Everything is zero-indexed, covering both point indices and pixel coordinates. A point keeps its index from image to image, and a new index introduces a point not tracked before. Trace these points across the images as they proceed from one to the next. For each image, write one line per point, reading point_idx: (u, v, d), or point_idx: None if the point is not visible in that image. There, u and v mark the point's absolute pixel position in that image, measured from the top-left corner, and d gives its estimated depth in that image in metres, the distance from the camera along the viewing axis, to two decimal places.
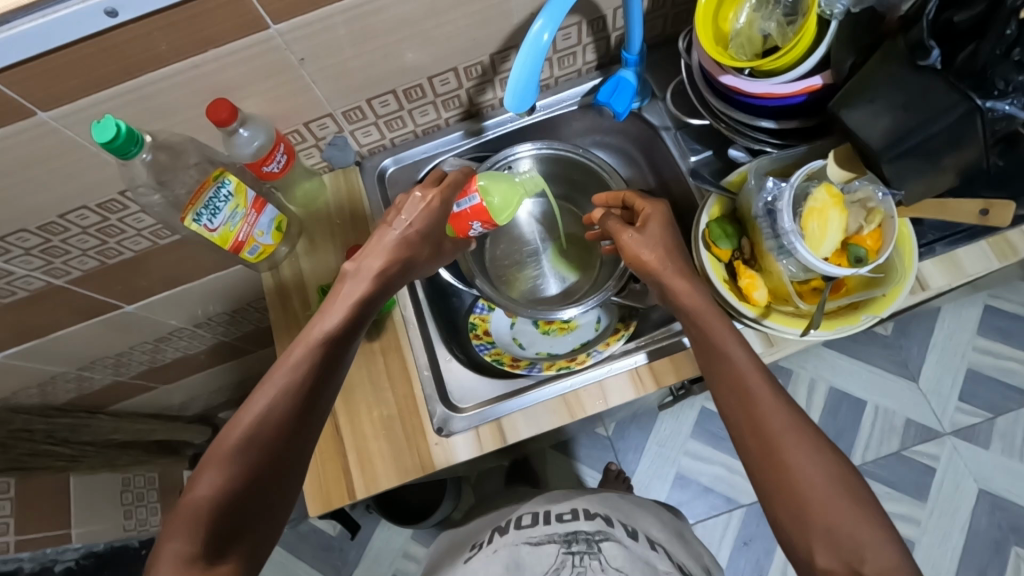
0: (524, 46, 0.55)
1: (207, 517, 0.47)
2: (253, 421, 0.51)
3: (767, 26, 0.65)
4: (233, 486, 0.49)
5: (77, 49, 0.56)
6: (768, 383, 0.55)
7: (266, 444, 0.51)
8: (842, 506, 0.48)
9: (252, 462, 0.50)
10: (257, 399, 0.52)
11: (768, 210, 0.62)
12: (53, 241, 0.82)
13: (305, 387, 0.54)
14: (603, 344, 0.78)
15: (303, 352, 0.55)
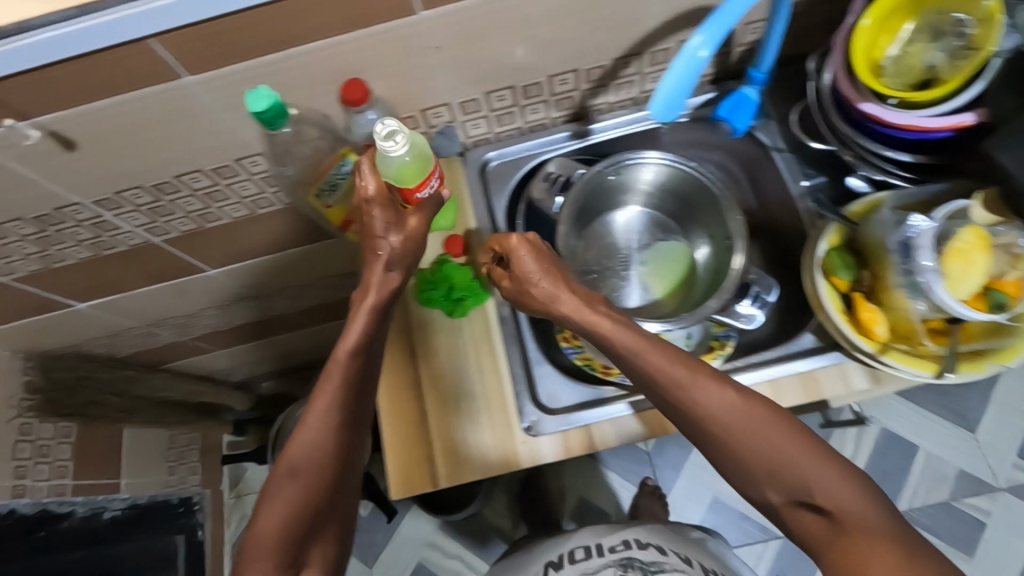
0: (677, 61, 0.56)
1: (284, 546, 0.54)
2: (303, 462, 0.56)
3: (934, 57, 0.63)
4: (293, 522, 0.55)
5: (238, 18, 0.58)
6: (717, 380, 0.56)
7: (316, 473, 0.56)
8: (821, 471, 0.51)
9: (307, 491, 0.55)
10: (298, 445, 0.56)
11: (903, 245, 0.60)
12: (162, 201, 0.84)
13: (343, 416, 0.57)
14: None
15: (332, 380, 0.58)
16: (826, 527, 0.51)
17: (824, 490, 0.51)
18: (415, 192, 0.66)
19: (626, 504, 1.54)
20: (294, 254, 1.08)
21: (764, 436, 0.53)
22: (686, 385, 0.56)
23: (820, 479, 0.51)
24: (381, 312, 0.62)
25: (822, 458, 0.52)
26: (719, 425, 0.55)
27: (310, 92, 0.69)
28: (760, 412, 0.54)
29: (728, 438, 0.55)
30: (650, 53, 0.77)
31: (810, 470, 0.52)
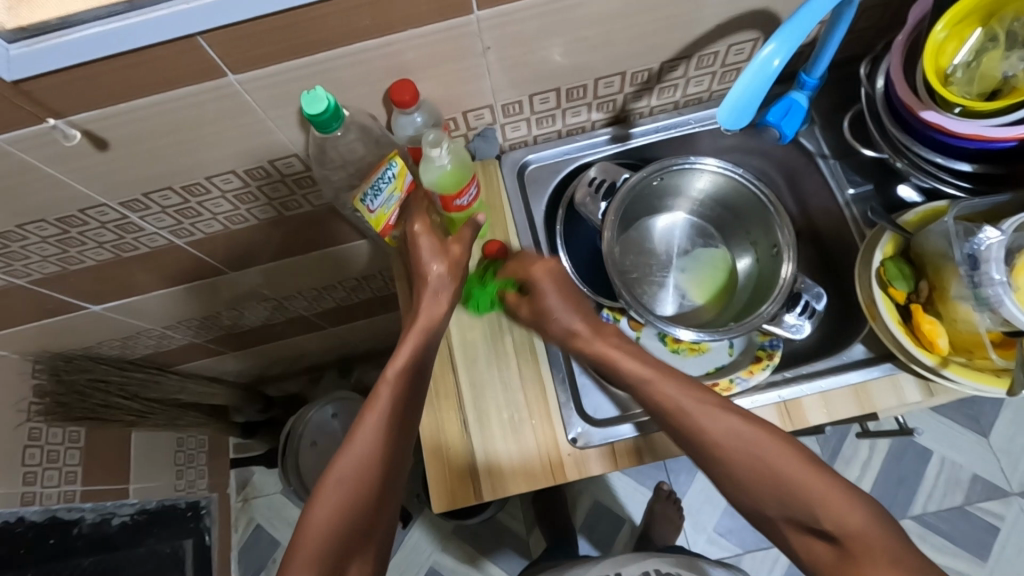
0: (748, 68, 0.54)
1: (330, 542, 0.59)
2: (347, 482, 0.61)
3: (1012, 66, 0.61)
4: (334, 538, 0.59)
5: (289, 15, 0.55)
6: (726, 408, 0.61)
7: (358, 493, 0.61)
8: (824, 492, 0.57)
9: (347, 509, 0.60)
10: (343, 467, 0.61)
11: (971, 258, 0.59)
12: (190, 203, 0.81)
13: (387, 439, 0.63)
14: (746, 371, 0.74)
15: (379, 410, 0.64)
16: (833, 549, 0.56)
17: (832, 515, 0.56)
18: (455, 198, 0.70)
19: (637, 516, 1.52)
20: (317, 256, 1.05)
21: (769, 463, 0.59)
22: (695, 414, 0.61)
23: (828, 503, 0.56)
24: (425, 344, 0.68)
25: (825, 477, 0.57)
26: (728, 455, 0.60)
27: (354, 93, 0.67)
28: (767, 437, 0.60)
29: (736, 467, 0.60)
30: (698, 57, 0.76)
31: (816, 492, 0.57)
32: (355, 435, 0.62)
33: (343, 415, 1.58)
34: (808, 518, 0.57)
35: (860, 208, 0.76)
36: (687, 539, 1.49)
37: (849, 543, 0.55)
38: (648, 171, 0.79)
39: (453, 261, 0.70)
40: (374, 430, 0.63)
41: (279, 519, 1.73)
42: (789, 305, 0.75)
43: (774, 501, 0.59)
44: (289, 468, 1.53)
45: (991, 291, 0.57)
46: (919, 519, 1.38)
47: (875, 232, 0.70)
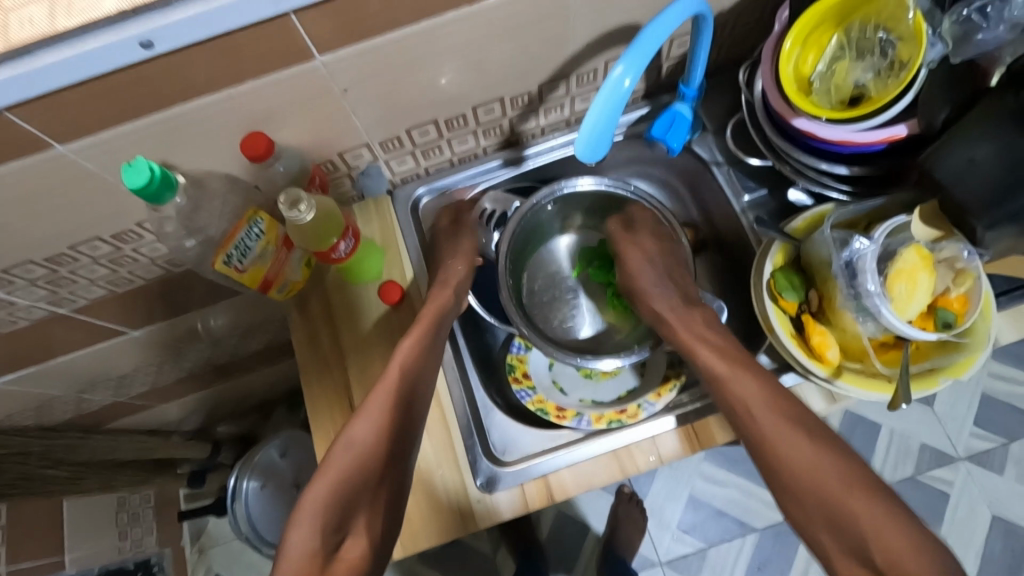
0: (601, 91, 0.51)
1: (360, 462, 0.58)
2: (367, 437, 0.59)
3: (860, 76, 0.62)
4: (338, 493, 0.57)
5: (106, 81, 0.51)
6: (813, 437, 0.56)
7: (372, 451, 0.59)
8: (892, 535, 0.49)
9: (362, 461, 0.58)
10: (362, 421, 0.60)
11: (846, 267, 0.59)
12: (60, 272, 0.75)
13: (403, 398, 0.62)
14: (653, 395, 0.72)
15: (395, 367, 0.63)
16: None
17: (888, 551, 0.48)
18: (328, 252, 0.69)
19: (598, 526, 1.41)
20: (224, 305, 0.98)
21: (831, 490, 0.52)
22: (773, 439, 0.57)
23: (883, 537, 0.49)
24: (438, 321, 0.69)
25: (894, 518, 0.49)
26: (793, 481, 0.54)
27: (207, 149, 0.63)
28: (833, 466, 0.53)
29: (797, 489, 0.54)
30: (577, 75, 0.73)
31: (863, 514, 0.50)
32: (373, 390, 0.62)
33: (293, 453, 1.46)
34: (860, 551, 0.50)
35: (754, 214, 0.74)
36: (652, 541, 1.38)
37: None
38: (544, 194, 0.78)
39: (469, 259, 0.77)
40: (387, 391, 0.62)
41: (238, 565, 1.61)
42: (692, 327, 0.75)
43: (826, 528, 0.52)
44: (238, 517, 1.36)
45: (871, 303, 0.57)
46: None
47: (767, 241, 0.68)
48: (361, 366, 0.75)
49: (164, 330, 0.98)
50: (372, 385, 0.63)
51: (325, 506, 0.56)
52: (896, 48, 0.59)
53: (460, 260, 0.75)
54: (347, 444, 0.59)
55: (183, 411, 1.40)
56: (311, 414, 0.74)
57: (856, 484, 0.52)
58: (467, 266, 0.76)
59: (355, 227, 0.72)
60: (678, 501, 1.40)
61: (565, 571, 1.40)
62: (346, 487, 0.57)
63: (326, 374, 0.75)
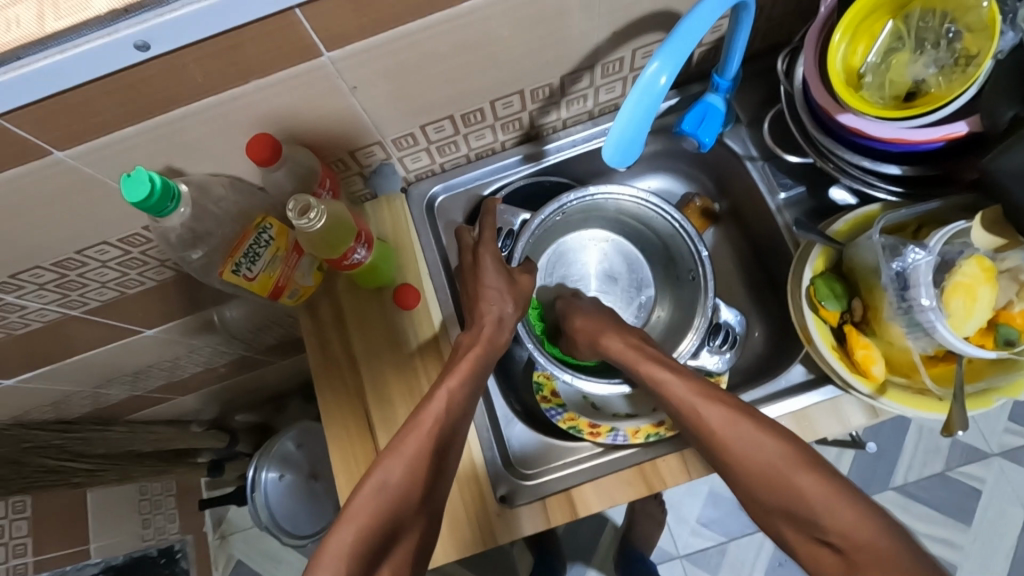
0: (633, 90, 0.47)
1: (379, 515, 0.56)
2: (395, 483, 0.57)
3: (921, 71, 0.56)
4: (365, 540, 0.55)
5: (102, 84, 0.48)
6: (756, 424, 0.56)
7: (402, 498, 0.57)
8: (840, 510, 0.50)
9: (391, 508, 0.56)
10: (392, 466, 0.58)
11: (898, 279, 0.54)
12: (69, 276, 0.73)
13: (439, 442, 0.60)
14: None
15: (432, 417, 0.60)
16: (839, 561, 0.50)
17: (839, 528, 0.50)
18: (341, 259, 0.65)
19: (617, 518, 1.36)
20: (235, 302, 0.95)
21: (778, 477, 0.54)
22: (720, 431, 0.57)
23: (835, 515, 0.50)
24: (479, 368, 0.65)
25: (840, 494, 0.51)
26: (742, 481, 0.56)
27: (212, 151, 0.60)
28: (778, 448, 0.55)
29: (750, 480, 0.55)
30: (602, 65, 0.69)
31: (818, 502, 0.51)
32: (409, 434, 0.60)
33: (308, 445, 1.44)
34: (815, 530, 0.52)
35: (792, 214, 0.69)
36: (669, 533, 1.35)
37: (856, 556, 0.48)
38: (551, 209, 0.73)
39: (515, 296, 0.70)
40: (422, 437, 0.59)
41: (259, 555, 1.60)
42: (708, 337, 0.71)
43: (779, 511, 0.54)
44: (257, 504, 1.36)
45: (925, 317, 0.53)
46: (901, 490, 1.28)
47: (806, 245, 0.63)
48: (376, 375, 0.72)
49: (180, 327, 0.96)
50: (405, 427, 0.61)
51: (346, 560, 0.53)
52: (963, 40, 0.54)
53: (507, 298, 0.69)
54: (366, 492, 0.57)
55: (201, 402, 1.39)
56: (325, 423, 0.72)
57: (799, 462, 0.54)
58: (505, 301, 0.69)
59: (368, 231, 0.69)
60: (697, 496, 1.36)
61: (582, 564, 1.36)
62: (364, 542, 0.55)
63: (339, 380, 0.73)
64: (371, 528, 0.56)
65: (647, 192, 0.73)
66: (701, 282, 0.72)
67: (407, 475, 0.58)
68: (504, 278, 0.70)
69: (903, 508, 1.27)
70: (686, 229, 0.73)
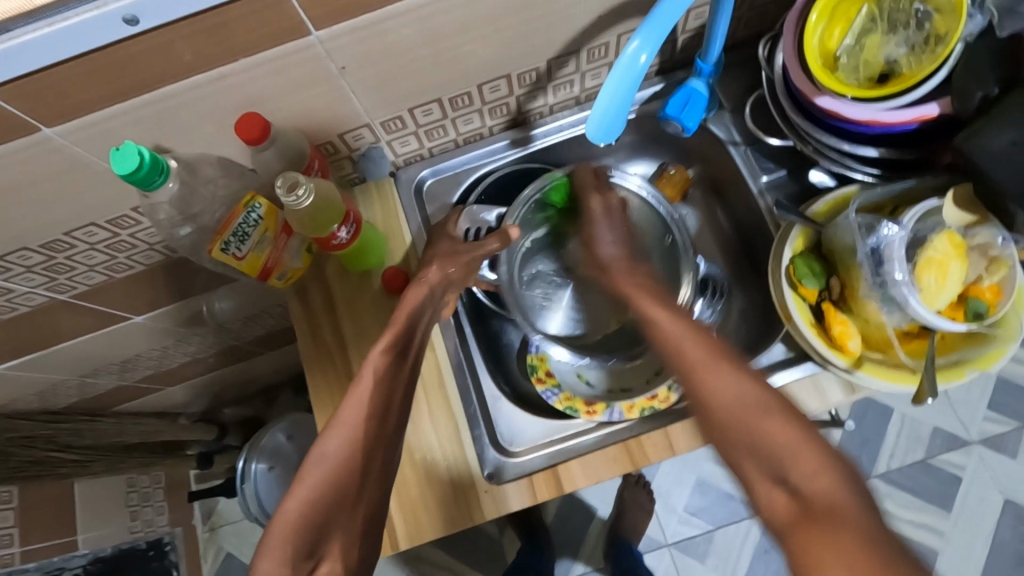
0: (614, 69, 0.48)
1: (326, 487, 0.51)
2: (338, 450, 0.53)
3: (893, 51, 0.58)
4: (319, 509, 0.50)
5: (90, 60, 0.48)
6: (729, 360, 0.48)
7: (344, 467, 0.52)
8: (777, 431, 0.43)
9: (342, 475, 0.52)
10: (332, 434, 0.54)
11: (873, 255, 0.56)
12: (57, 258, 0.73)
13: (383, 399, 0.57)
14: None
15: (367, 376, 0.57)
16: (794, 505, 0.40)
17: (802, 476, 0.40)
18: (330, 239, 0.66)
19: (605, 509, 1.38)
20: (224, 290, 0.95)
21: (749, 414, 0.44)
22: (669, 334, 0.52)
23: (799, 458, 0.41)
24: (411, 325, 0.63)
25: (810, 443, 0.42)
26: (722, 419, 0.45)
27: (200, 131, 0.61)
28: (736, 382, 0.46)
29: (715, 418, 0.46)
30: (587, 50, 0.70)
31: (783, 447, 0.42)
32: (345, 402, 0.55)
33: (299, 437, 1.44)
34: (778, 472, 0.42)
35: (774, 196, 0.70)
36: (658, 522, 1.36)
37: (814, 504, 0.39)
38: (535, 186, 0.75)
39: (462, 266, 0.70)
40: (365, 391, 0.56)
41: (248, 547, 1.60)
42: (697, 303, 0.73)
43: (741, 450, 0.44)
44: (246, 496, 1.35)
45: (898, 292, 0.55)
46: (883, 478, 1.31)
47: (785, 226, 0.65)
48: (365, 356, 0.73)
49: (169, 314, 0.96)
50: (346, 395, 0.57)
51: (289, 539, 0.49)
52: (933, 20, 0.56)
53: (438, 265, 0.68)
54: (312, 463, 0.52)
55: (189, 393, 1.39)
56: (314, 402, 0.72)
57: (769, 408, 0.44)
58: (445, 269, 0.68)
59: (356, 212, 0.69)
60: (685, 485, 1.37)
61: (571, 555, 1.37)
62: (313, 522, 0.50)
63: (328, 362, 0.73)
64: (320, 508, 0.50)
65: (619, 170, 0.75)
66: (676, 257, 0.73)
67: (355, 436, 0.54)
68: (447, 246, 0.71)
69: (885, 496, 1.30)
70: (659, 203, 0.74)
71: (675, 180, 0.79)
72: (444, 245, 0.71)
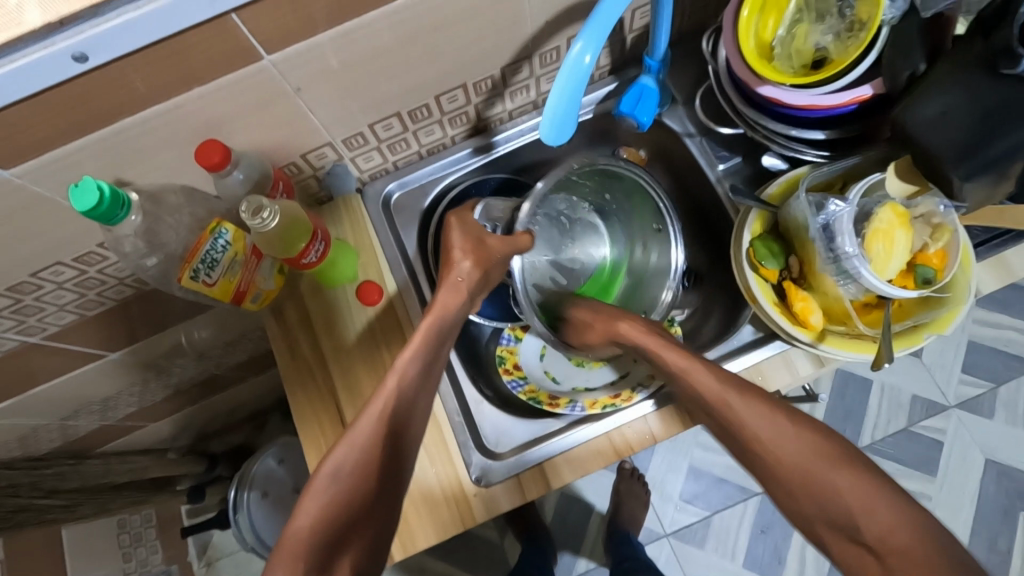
0: (561, 71, 0.50)
1: (340, 507, 0.55)
2: (349, 469, 0.56)
3: (820, 38, 0.61)
4: (325, 524, 0.54)
5: (41, 99, 0.48)
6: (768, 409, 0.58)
7: (353, 488, 0.56)
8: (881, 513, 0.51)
9: (345, 498, 0.55)
10: (344, 453, 0.56)
11: (825, 230, 0.59)
12: (25, 300, 0.72)
13: (396, 416, 0.59)
14: (647, 376, 0.71)
15: (388, 393, 0.59)
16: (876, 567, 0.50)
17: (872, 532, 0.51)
18: (298, 258, 0.67)
19: (602, 504, 1.40)
20: (200, 318, 0.95)
21: (809, 465, 0.55)
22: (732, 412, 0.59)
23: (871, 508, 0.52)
24: (439, 338, 0.63)
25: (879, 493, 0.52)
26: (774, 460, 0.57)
27: (160, 161, 0.61)
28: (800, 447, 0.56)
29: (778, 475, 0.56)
30: (539, 55, 0.72)
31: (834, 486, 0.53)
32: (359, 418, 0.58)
33: (290, 460, 1.43)
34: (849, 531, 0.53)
35: (730, 183, 0.73)
36: (655, 512, 1.37)
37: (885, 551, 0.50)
38: (550, 178, 0.68)
39: (478, 257, 0.66)
40: (379, 411, 0.58)
41: None
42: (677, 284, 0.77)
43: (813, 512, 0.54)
44: (242, 527, 1.33)
45: (850, 264, 0.57)
46: (869, 448, 1.33)
47: (743, 210, 0.67)
48: (344, 369, 0.74)
49: (146, 348, 0.95)
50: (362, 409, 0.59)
51: (303, 548, 0.53)
52: (854, 8, 0.59)
53: (473, 260, 0.66)
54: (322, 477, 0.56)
55: (175, 427, 1.37)
56: (296, 419, 0.73)
57: (832, 463, 0.54)
58: (479, 268, 0.66)
59: (324, 230, 0.70)
60: (679, 474, 1.39)
61: (572, 553, 1.38)
62: (322, 535, 0.54)
63: (309, 379, 0.74)
64: (329, 525, 0.54)
65: (634, 163, 0.73)
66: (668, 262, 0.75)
67: (365, 458, 0.57)
68: (471, 236, 0.67)
69: None
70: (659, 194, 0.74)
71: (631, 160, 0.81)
72: (470, 234, 0.67)
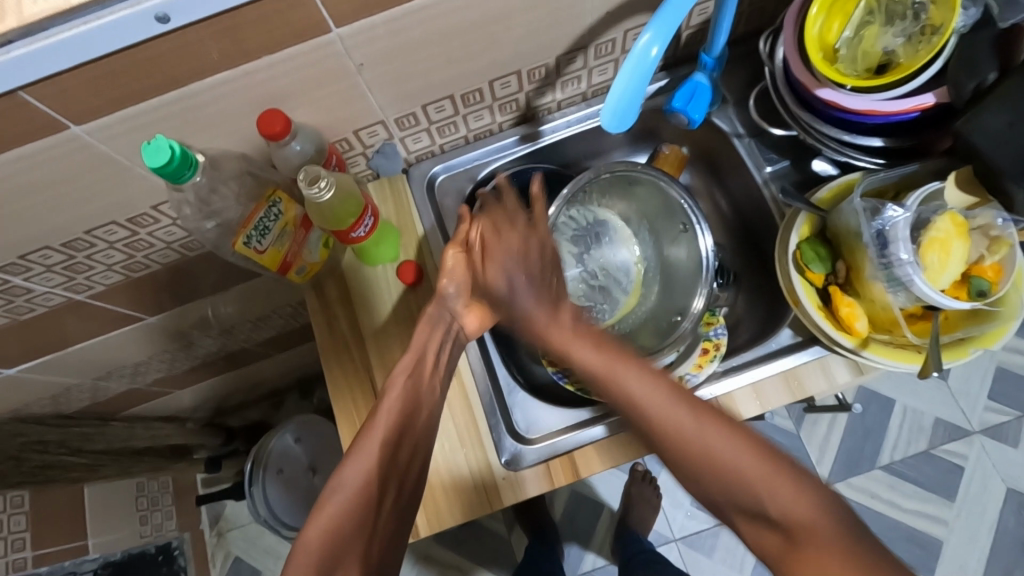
0: (627, 63, 0.51)
1: (353, 511, 0.53)
2: (367, 470, 0.55)
3: (890, 41, 0.61)
4: (342, 528, 0.52)
5: (117, 58, 0.49)
6: (641, 364, 0.52)
7: (366, 492, 0.54)
8: (745, 459, 0.46)
9: (360, 499, 0.53)
10: (356, 460, 0.55)
11: (878, 238, 0.58)
12: (77, 257, 0.74)
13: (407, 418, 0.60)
14: (694, 365, 0.69)
15: (393, 397, 0.60)
16: (777, 538, 0.44)
17: (777, 502, 0.44)
18: (350, 231, 0.68)
19: (614, 502, 1.40)
20: (236, 289, 0.96)
21: (710, 455, 0.47)
22: (656, 419, 0.49)
23: (772, 489, 0.44)
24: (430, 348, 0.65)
25: (778, 474, 0.45)
26: (689, 456, 0.47)
27: (221, 128, 0.62)
28: (731, 448, 0.46)
29: (673, 453, 0.48)
30: (596, 46, 0.72)
31: (747, 475, 0.45)
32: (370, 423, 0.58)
33: (307, 439, 1.44)
34: (750, 505, 0.45)
35: (777, 186, 0.73)
36: (666, 516, 1.37)
37: (793, 529, 0.43)
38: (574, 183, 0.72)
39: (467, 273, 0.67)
40: (391, 415, 0.59)
41: (257, 550, 1.57)
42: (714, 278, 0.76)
43: (722, 497, 0.46)
44: (256, 501, 1.33)
45: (903, 272, 0.56)
46: (888, 469, 1.31)
47: (792, 212, 0.67)
48: (381, 350, 0.75)
49: (183, 314, 0.97)
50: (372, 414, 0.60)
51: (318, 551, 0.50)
52: (929, 12, 0.59)
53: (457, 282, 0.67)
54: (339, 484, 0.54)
55: (198, 397, 1.39)
56: (332, 395, 0.74)
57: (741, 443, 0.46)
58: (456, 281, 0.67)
59: (373, 206, 0.71)
60: None
61: (580, 549, 1.38)
62: (335, 540, 0.51)
63: (345, 355, 0.75)
64: (341, 528, 0.52)
65: (657, 168, 0.74)
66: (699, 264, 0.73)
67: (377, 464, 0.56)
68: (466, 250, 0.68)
69: (890, 486, 1.30)
70: (682, 195, 0.74)
71: (671, 157, 0.79)
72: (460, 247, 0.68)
